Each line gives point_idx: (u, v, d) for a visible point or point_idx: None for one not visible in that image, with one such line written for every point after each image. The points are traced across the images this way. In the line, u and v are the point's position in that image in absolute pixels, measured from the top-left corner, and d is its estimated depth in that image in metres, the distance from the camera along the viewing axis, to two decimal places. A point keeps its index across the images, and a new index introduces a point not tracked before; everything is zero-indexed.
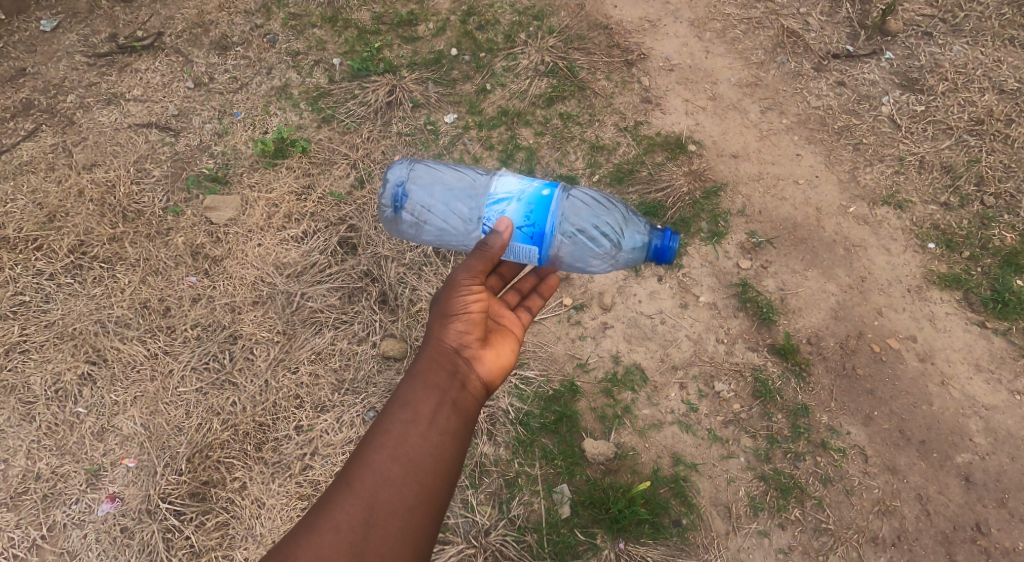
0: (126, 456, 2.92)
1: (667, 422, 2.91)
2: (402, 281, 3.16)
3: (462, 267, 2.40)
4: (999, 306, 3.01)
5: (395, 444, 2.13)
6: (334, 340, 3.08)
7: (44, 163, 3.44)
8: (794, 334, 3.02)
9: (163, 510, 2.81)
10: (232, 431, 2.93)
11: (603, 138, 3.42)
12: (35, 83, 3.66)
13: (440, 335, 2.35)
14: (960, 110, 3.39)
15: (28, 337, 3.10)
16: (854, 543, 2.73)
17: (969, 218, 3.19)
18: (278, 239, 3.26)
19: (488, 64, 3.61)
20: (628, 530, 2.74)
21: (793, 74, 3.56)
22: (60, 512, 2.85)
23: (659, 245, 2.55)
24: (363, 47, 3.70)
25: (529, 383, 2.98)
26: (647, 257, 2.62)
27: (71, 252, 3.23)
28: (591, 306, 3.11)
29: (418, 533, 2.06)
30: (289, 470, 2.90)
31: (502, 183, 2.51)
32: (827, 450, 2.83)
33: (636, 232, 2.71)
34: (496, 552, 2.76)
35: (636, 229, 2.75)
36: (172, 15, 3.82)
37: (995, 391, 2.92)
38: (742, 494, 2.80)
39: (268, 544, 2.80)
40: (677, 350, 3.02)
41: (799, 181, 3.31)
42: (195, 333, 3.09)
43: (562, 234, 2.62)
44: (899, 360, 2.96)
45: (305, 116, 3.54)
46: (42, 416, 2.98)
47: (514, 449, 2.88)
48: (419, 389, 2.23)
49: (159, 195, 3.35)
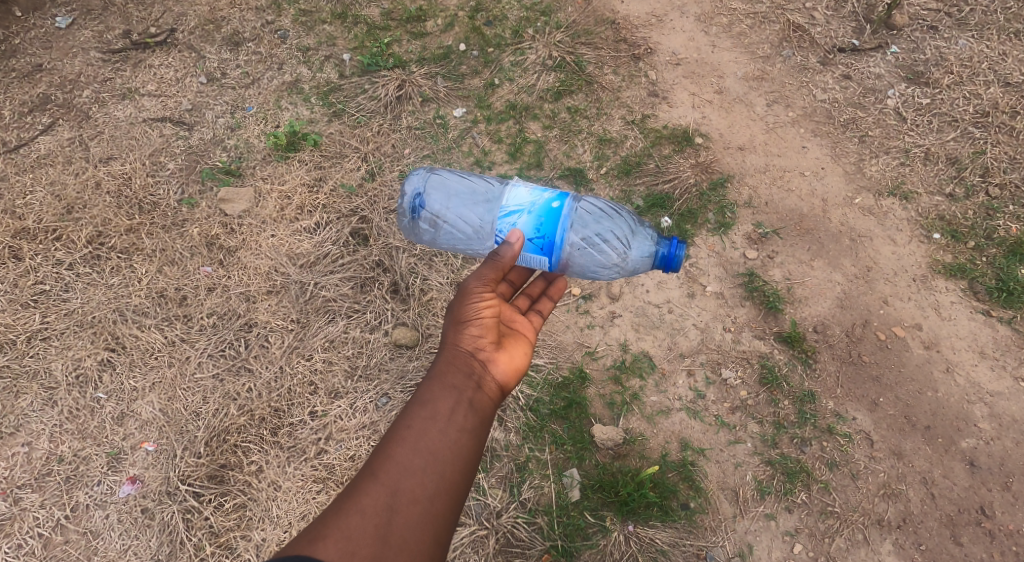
0: (146, 440, 2.97)
1: (675, 409, 2.96)
2: (413, 271, 3.21)
3: (474, 276, 2.46)
4: (1005, 295, 3.04)
5: (416, 438, 2.18)
6: (346, 328, 3.13)
7: (62, 157, 3.50)
8: (800, 322, 3.06)
9: (182, 492, 2.87)
10: (249, 416, 2.98)
11: (611, 131, 3.46)
12: (52, 78, 3.72)
13: (455, 339, 2.40)
14: (965, 103, 3.42)
15: (49, 325, 3.16)
16: (860, 526, 2.76)
17: (974, 208, 3.23)
18: (292, 229, 3.32)
19: (496, 59, 3.66)
20: (637, 512, 2.78)
21: (799, 68, 3.60)
22: (83, 494, 2.91)
23: (665, 254, 2.57)
24: (372, 42, 3.75)
25: (539, 370, 3.03)
26: (655, 265, 2.63)
27: (90, 242, 3.30)
28: (600, 295, 3.15)
29: (438, 522, 2.11)
30: (304, 454, 2.95)
31: (514, 195, 2.57)
32: (833, 435, 2.87)
33: (644, 241, 2.72)
34: (507, 534, 2.81)
35: (643, 238, 2.76)
36: (184, 12, 3.88)
37: (999, 377, 2.95)
38: (749, 478, 2.84)
39: (285, 525, 2.86)
40: (685, 339, 3.06)
41: (805, 172, 3.35)
42: (210, 322, 3.15)
43: (571, 245, 2.67)
44: (904, 348, 3.00)
45: (316, 111, 3.60)
46: (63, 401, 3.04)
47: (524, 434, 2.93)
48: (437, 388, 2.29)
49: (174, 187, 3.42)
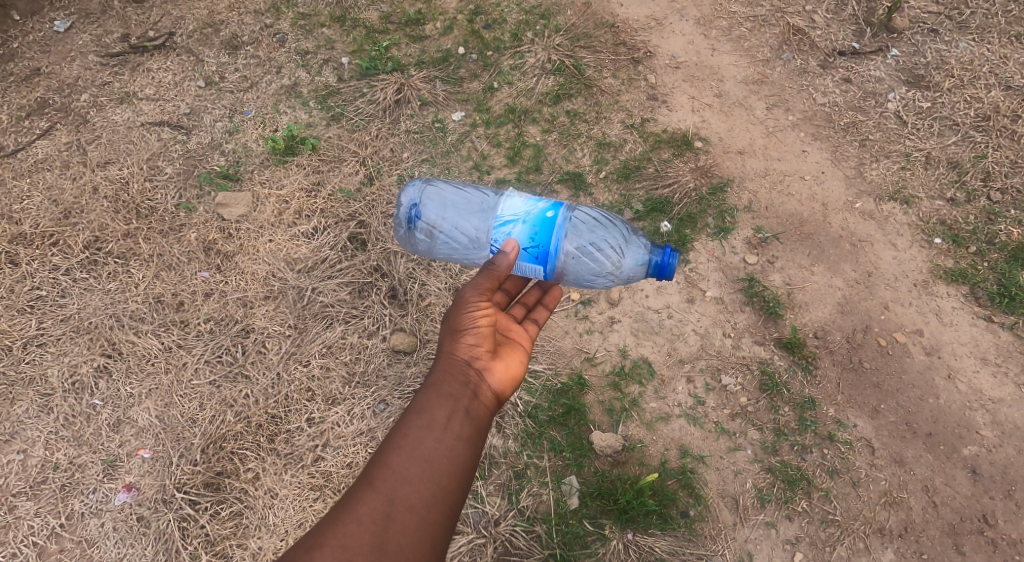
0: (142, 448, 2.96)
1: (674, 415, 2.94)
2: (412, 276, 3.20)
3: (471, 285, 2.43)
4: (1006, 300, 3.02)
5: (412, 447, 2.16)
6: (344, 334, 3.12)
7: (59, 161, 3.49)
8: (801, 328, 3.04)
9: (178, 500, 2.85)
10: (246, 423, 2.97)
11: (610, 135, 3.44)
12: (49, 82, 3.70)
13: (452, 347, 2.38)
14: (966, 106, 3.41)
15: (45, 330, 3.14)
16: (861, 535, 2.74)
17: (975, 213, 3.21)
18: (289, 235, 3.30)
19: (495, 63, 3.64)
20: (637, 521, 2.76)
21: (799, 71, 3.59)
22: (78, 501, 2.89)
23: (659, 262, 2.54)
24: (371, 46, 3.73)
25: (537, 376, 3.01)
26: (649, 273, 2.60)
27: (87, 248, 3.28)
28: (599, 300, 3.13)
29: (435, 529, 2.10)
30: (301, 461, 2.93)
31: (508, 205, 2.55)
32: (834, 442, 2.85)
33: (638, 249, 2.69)
34: (506, 542, 2.79)
35: (637, 247, 2.74)
36: (183, 15, 3.87)
37: (1001, 384, 2.93)
38: (749, 486, 2.82)
39: (282, 534, 2.83)
40: (684, 344, 3.04)
41: (805, 177, 3.34)
42: (208, 327, 3.14)
43: (565, 254, 2.64)
44: (906, 354, 2.98)
45: (314, 115, 3.58)
46: (59, 408, 3.03)
47: (523, 441, 2.91)
48: (433, 396, 2.26)
49: (171, 192, 3.40)
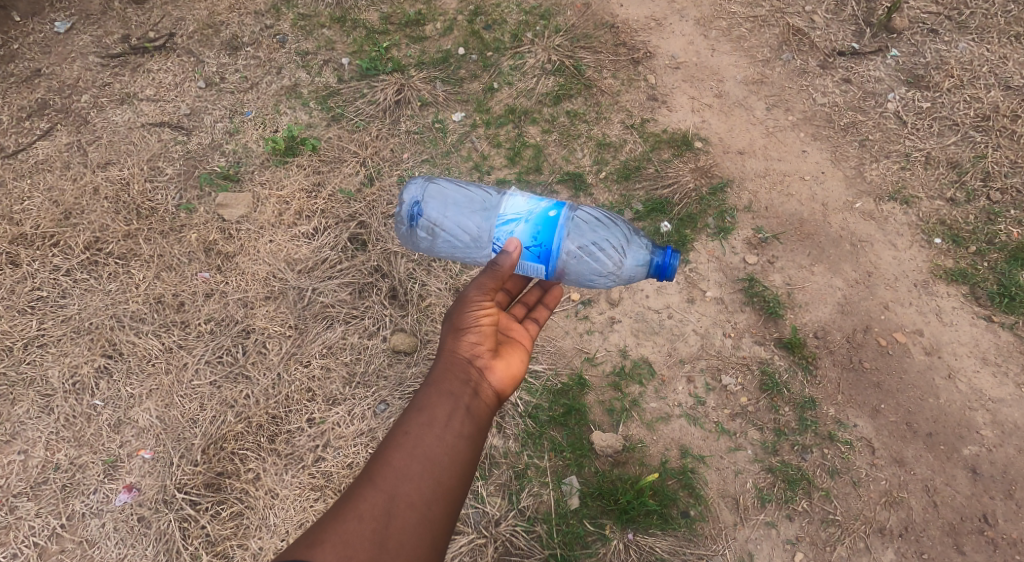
0: (143, 448, 2.96)
1: (674, 415, 2.94)
2: (412, 277, 3.20)
3: (472, 284, 2.44)
4: (1006, 300, 3.03)
5: (413, 444, 2.17)
6: (344, 334, 3.12)
7: (60, 162, 3.49)
8: (801, 328, 3.04)
9: (178, 500, 2.86)
10: (246, 423, 2.97)
11: (610, 136, 3.44)
12: (50, 83, 3.71)
13: (453, 346, 2.38)
14: (966, 107, 3.41)
15: (46, 331, 3.15)
16: (861, 534, 2.74)
17: (975, 213, 3.21)
18: (290, 235, 3.31)
19: (495, 63, 3.65)
20: (637, 521, 2.76)
21: (799, 72, 3.59)
22: (79, 502, 2.89)
23: (660, 262, 2.54)
24: (371, 46, 3.74)
25: (538, 376, 3.01)
26: (650, 274, 2.60)
27: (87, 248, 3.28)
28: (599, 300, 3.13)
29: (435, 526, 2.10)
30: (302, 461, 2.93)
31: (510, 204, 2.55)
32: (834, 442, 2.85)
33: (639, 249, 2.70)
34: (506, 542, 2.79)
35: (638, 247, 2.74)
36: (183, 16, 3.88)
37: (1001, 383, 2.93)
38: (749, 486, 2.82)
39: (282, 534, 2.83)
40: (685, 344, 3.04)
41: (805, 177, 3.34)
42: (208, 328, 3.14)
43: (567, 253, 2.64)
44: (906, 354, 2.98)
45: (315, 116, 3.59)
46: (60, 408, 3.03)
47: (524, 441, 2.91)
48: (434, 394, 2.27)
49: (171, 193, 3.40)
